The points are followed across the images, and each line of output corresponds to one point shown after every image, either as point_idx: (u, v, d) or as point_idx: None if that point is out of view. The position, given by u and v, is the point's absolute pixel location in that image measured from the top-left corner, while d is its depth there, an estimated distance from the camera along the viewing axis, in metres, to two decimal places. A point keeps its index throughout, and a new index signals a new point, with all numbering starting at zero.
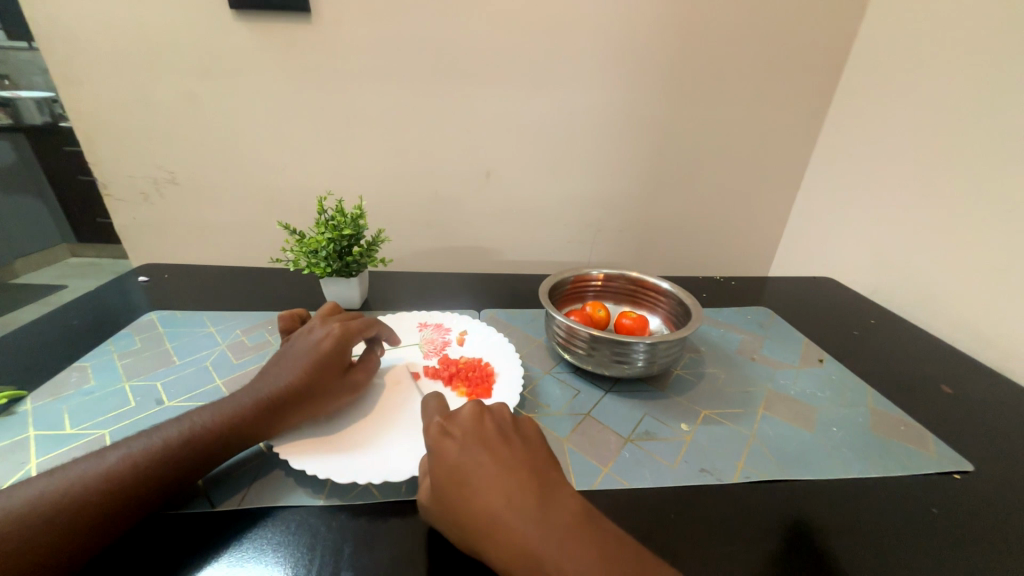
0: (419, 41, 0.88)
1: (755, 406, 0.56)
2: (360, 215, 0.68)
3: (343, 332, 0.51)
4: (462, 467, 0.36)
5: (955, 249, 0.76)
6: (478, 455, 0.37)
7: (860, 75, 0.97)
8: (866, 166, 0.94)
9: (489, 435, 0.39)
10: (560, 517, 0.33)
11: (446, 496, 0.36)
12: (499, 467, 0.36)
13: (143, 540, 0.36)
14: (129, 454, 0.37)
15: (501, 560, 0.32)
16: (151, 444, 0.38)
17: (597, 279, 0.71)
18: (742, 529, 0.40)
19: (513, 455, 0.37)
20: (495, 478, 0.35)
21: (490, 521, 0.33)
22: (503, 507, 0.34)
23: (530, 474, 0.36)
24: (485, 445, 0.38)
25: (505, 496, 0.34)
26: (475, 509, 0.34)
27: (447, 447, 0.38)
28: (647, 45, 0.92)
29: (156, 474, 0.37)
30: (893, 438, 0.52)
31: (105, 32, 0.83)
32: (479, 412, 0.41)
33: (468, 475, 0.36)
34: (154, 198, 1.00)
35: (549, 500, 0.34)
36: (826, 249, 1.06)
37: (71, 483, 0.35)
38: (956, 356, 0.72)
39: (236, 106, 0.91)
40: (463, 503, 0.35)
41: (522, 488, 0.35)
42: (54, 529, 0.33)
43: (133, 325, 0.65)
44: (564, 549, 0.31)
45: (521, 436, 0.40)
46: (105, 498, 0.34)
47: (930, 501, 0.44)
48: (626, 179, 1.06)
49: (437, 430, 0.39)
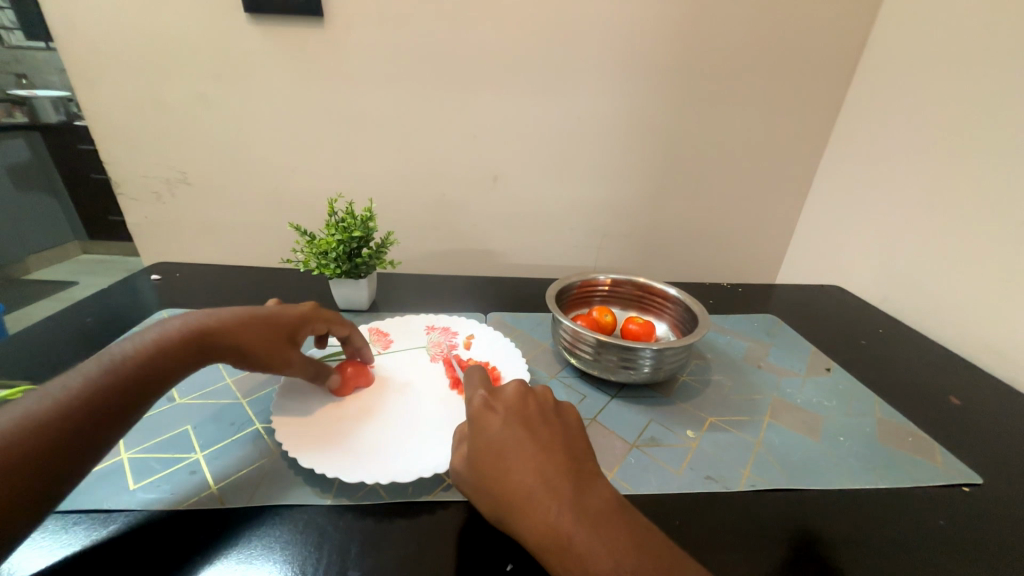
0: (429, 45, 0.89)
1: (761, 414, 0.56)
2: (369, 217, 0.68)
3: (312, 313, 0.52)
4: (500, 441, 0.37)
5: (965, 259, 0.76)
6: (518, 432, 0.38)
7: (869, 84, 0.96)
8: (874, 175, 0.94)
9: (530, 416, 0.39)
10: (589, 503, 0.34)
11: (481, 468, 0.36)
12: (537, 446, 0.37)
13: (135, 540, 0.36)
14: (66, 387, 0.37)
15: (529, 534, 0.33)
16: (100, 377, 0.38)
17: (603, 284, 0.71)
18: (747, 537, 0.40)
19: (550, 438, 0.38)
20: (533, 456, 0.36)
21: (523, 495, 0.34)
22: (537, 486, 0.34)
23: (566, 458, 0.36)
24: (526, 425, 0.38)
25: (539, 475, 0.35)
26: (508, 482, 0.35)
27: (490, 421, 0.39)
28: (655, 51, 0.93)
29: (115, 401, 0.37)
30: (900, 449, 0.52)
31: (122, 34, 0.85)
32: (523, 392, 0.42)
33: (507, 450, 0.36)
34: (165, 197, 1.01)
35: (584, 487, 0.35)
36: (834, 257, 1.05)
37: (55, 396, 0.35)
38: (966, 368, 0.71)
39: (248, 107, 0.92)
40: (497, 476, 0.35)
41: (556, 469, 0.35)
42: (41, 431, 0.33)
43: (145, 323, 0.66)
44: (588, 535, 0.32)
45: (559, 420, 0.40)
46: (60, 426, 0.34)
47: (938, 514, 0.44)
48: (633, 184, 1.06)
49: (481, 404, 0.40)
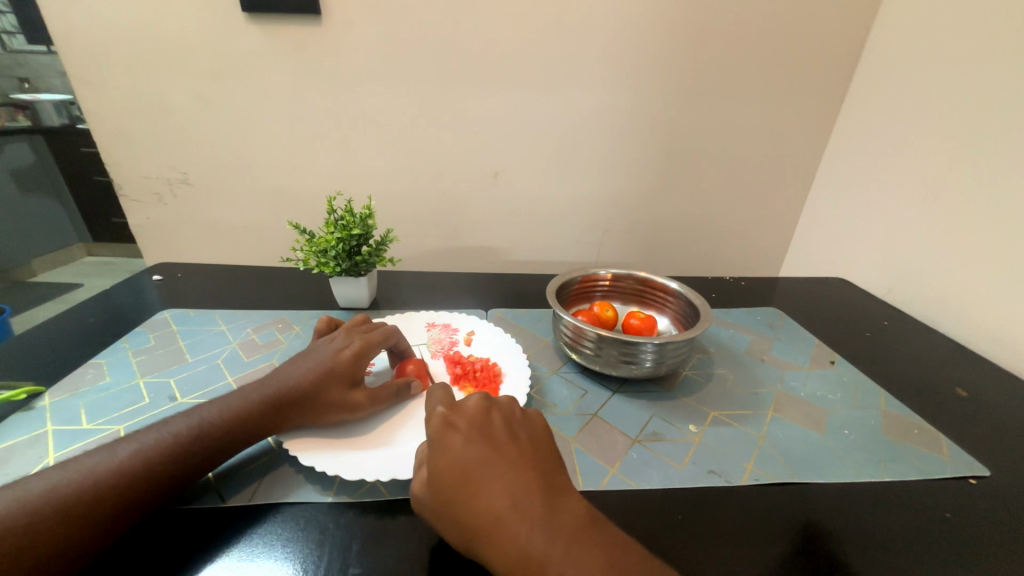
0: (427, 42, 0.89)
1: (764, 408, 0.56)
2: (369, 215, 0.68)
3: (362, 344, 0.50)
4: (464, 462, 0.36)
5: (970, 250, 0.75)
6: (482, 451, 0.37)
7: (873, 73, 0.95)
8: (877, 167, 0.93)
9: (493, 431, 0.39)
10: (560, 516, 0.33)
11: (447, 493, 0.35)
12: (504, 465, 0.36)
13: (135, 547, 0.36)
14: (140, 448, 0.37)
15: (501, 558, 0.32)
16: (148, 454, 0.37)
17: (604, 279, 0.71)
18: (751, 532, 0.40)
19: (516, 454, 0.37)
20: (499, 475, 0.35)
21: (493, 517, 0.33)
22: (505, 504, 0.34)
23: (533, 472, 0.36)
24: (490, 442, 0.38)
25: (507, 494, 0.34)
26: (476, 504, 0.34)
27: (452, 441, 0.38)
28: (655, 43, 0.91)
29: (147, 486, 0.36)
30: (906, 442, 0.51)
31: (120, 35, 0.85)
32: (484, 406, 0.41)
33: (472, 470, 0.36)
34: (167, 198, 1.02)
35: (553, 500, 0.34)
36: (838, 250, 1.04)
37: (84, 476, 0.35)
38: (971, 359, 0.71)
39: (246, 107, 0.92)
40: (464, 499, 0.35)
41: (524, 487, 0.35)
42: (68, 521, 0.33)
43: (147, 323, 0.66)
44: (561, 551, 0.31)
45: (523, 435, 0.40)
46: (89, 518, 0.33)
47: (945, 506, 0.44)
48: (633, 178, 1.05)
49: (443, 425, 0.39)
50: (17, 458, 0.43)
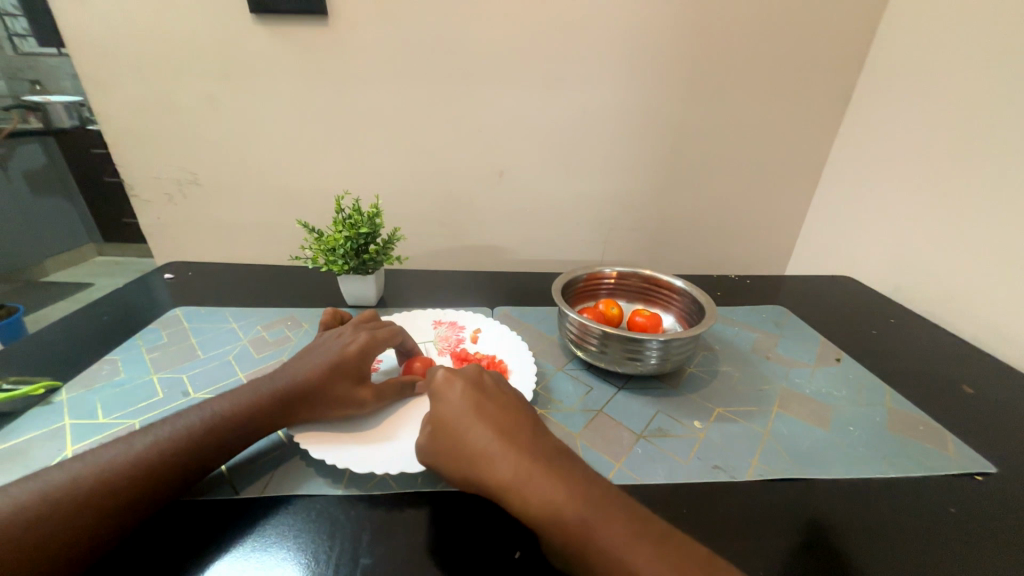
0: (432, 42, 0.89)
1: (769, 404, 0.56)
2: (376, 214, 0.69)
3: (369, 341, 0.51)
4: (458, 407, 0.39)
5: (977, 247, 0.74)
6: (474, 398, 0.40)
7: (879, 71, 0.95)
8: (883, 165, 0.93)
9: (486, 385, 0.42)
10: (544, 449, 0.37)
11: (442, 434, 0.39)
12: (494, 409, 0.39)
13: (151, 535, 0.37)
14: (156, 441, 0.38)
15: (491, 486, 0.35)
16: (164, 446, 0.38)
17: (609, 277, 0.71)
18: (755, 526, 0.40)
19: (506, 402, 0.40)
20: (490, 417, 0.38)
21: (484, 450, 0.36)
22: (495, 439, 0.37)
23: (522, 419, 0.39)
24: (483, 393, 0.41)
25: (497, 431, 0.37)
26: (468, 440, 0.37)
27: (448, 391, 0.41)
28: (659, 41, 0.92)
29: (163, 477, 0.37)
30: (911, 438, 0.51)
31: (131, 38, 0.86)
32: (479, 368, 0.44)
33: (467, 414, 0.39)
34: (177, 198, 1.03)
35: (539, 440, 0.37)
36: (844, 247, 1.04)
37: (103, 468, 0.36)
38: (978, 357, 0.70)
39: (254, 108, 0.93)
40: (458, 437, 0.38)
41: (512, 426, 0.38)
42: (88, 511, 0.34)
43: (160, 321, 0.67)
44: (544, 475, 0.34)
45: (513, 390, 0.43)
46: (110, 507, 0.34)
47: (950, 502, 0.44)
48: (639, 176, 1.05)
49: (440, 377, 0.41)
50: (37, 450, 0.44)
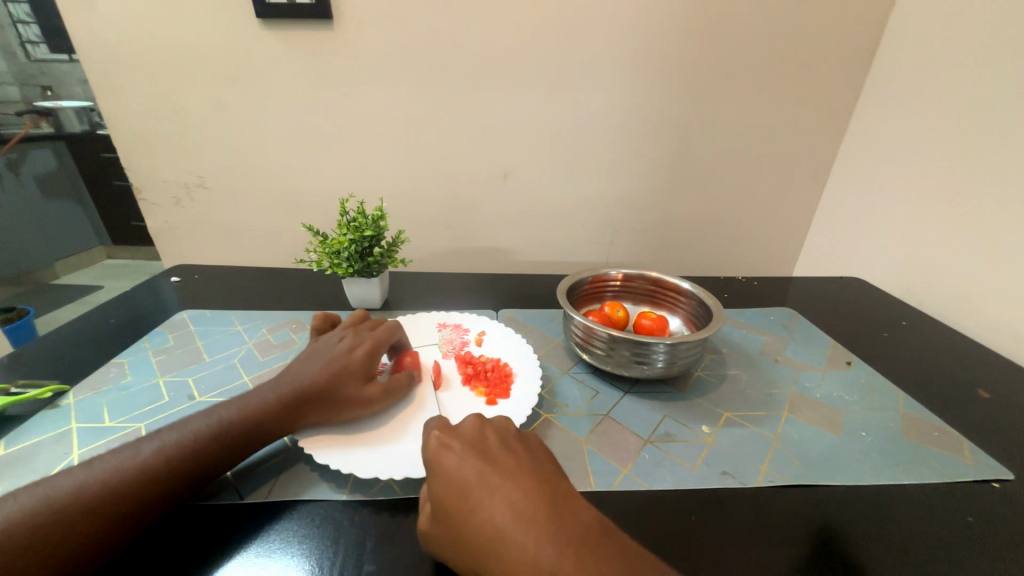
0: (437, 45, 0.89)
1: (778, 409, 0.55)
2: (381, 216, 0.69)
3: (376, 342, 0.51)
4: (463, 480, 0.35)
5: (991, 248, 0.73)
6: (478, 467, 0.35)
7: (888, 69, 0.93)
8: (894, 165, 0.91)
9: (489, 446, 0.38)
10: (567, 525, 0.31)
11: (449, 513, 0.34)
12: (501, 479, 0.34)
13: (157, 540, 0.37)
14: (162, 447, 0.38)
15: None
16: (171, 452, 0.38)
17: (615, 279, 0.71)
18: (766, 534, 0.39)
19: (515, 466, 0.36)
20: (500, 488, 0.34)
21: (499, 536, 0.32)
22: (509, 518, 0.32)
23: (535, 483, 0.34)
24: (487, 457, 0.36)
25: (510, 508, 0.32)
26: (479, 522, 0.32)
27: (447, 461, 0.36)
28: (665, 41, 0.91)
29: (169, 483, 0.37)
30: (926, 444, 0.50)
31: (139, 44, 0.87)
32: (480, 425, 0.40)
33: (470, 487, 0.34)
34: (184, 202, 1.04)
35: (558, 510, 0.33)
36: (854, 248, 1.02)
37: (110, 474, 0.36)
38: (994, 360, 0.69)
39: (260, 111, 0.94)
40: (466, 512, 0.33)
41: (526, 498, 0.33)
42: (94, 517, 0.34)
43: (166, 324, 0.67)
44: (571, 561, 0.29)
45: (520, 447, 0.38)
46: (116, 514, 0.34)
47: (967, 510, 0.43)
48: (644, 177, 1.05)
49: (435, 442, 0.38)
50: (44, 454, 0.44)
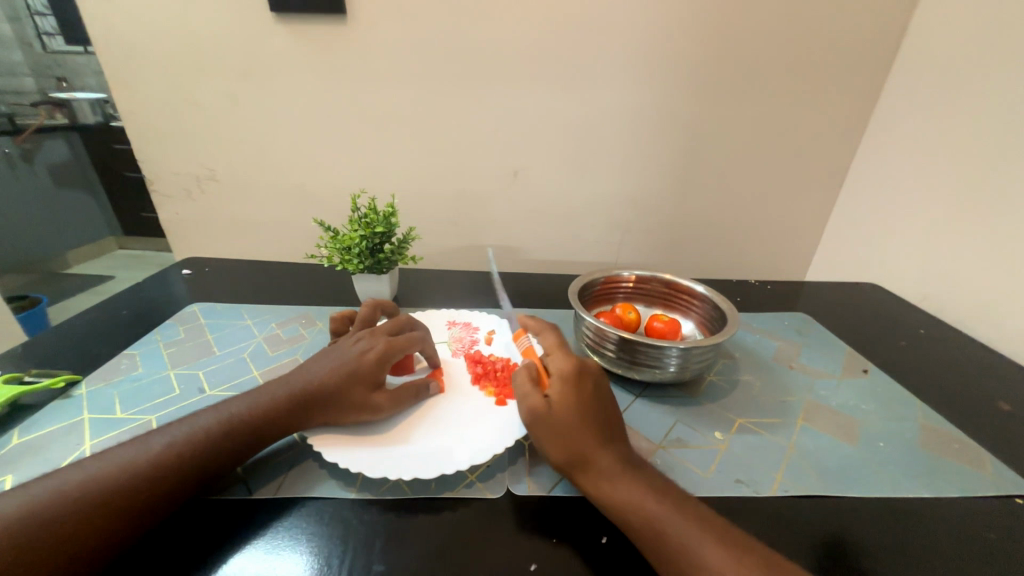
0: (450, 41, 0.89)
1: (793, 417, 0.54)
2: (391, 213, 0.68)
3: (387, 347, 0.49)
4: (582, 388, 0.43)
5: (1012, 256, 0.71)
6: (594, 390, 0.43)
7: (910, 71, 0.91)
8: (913, 170, 0.90)
9: (602, 384, 0.45)
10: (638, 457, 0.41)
11: (565, 398, 0.42)
12: (606, 406, 0.43)
13: (167, 535, 0.36)
14: (172, 441, 0.38)
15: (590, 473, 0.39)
16: (181, 445, 0.38)
17: (628, 281, 0.70)
18: (781, 544, 0.38)
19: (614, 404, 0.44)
20: (603, 411, 0.42)
21: (592, 434, 0.40)
22: (603, 432, 0.41)
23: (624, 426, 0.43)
24: (601, 391, 0.44)
25: (607, 427, 0.41)
26: (581, 416, 0.41)
27: (576, 377, 0.43)
28: (681, 40, 0.89)
29: (181, 478, 0.37)
30: (946, 457, 0.49)
31: (154, 36, 0.87)
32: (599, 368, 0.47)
33: (585, 406, 0.42)
34: (195, 194, 1.04)
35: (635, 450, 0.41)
36: (869, 254, 1.00)
37: (119, 468, 0.36)
38: (1014, 371, 0.67)
39: (272, 105, 0.94)
40: (575, 419, 0.41)
41: (614, 421, 0.43)
42: (104, 511, 0.34)
43: (177, 316, 0.68)
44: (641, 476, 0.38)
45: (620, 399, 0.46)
46: (127, 507, 0.34)
47: (989, 527, 0.41)
48: (656, 178, 1.03)
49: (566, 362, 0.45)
50: (56, 444, 0.44)
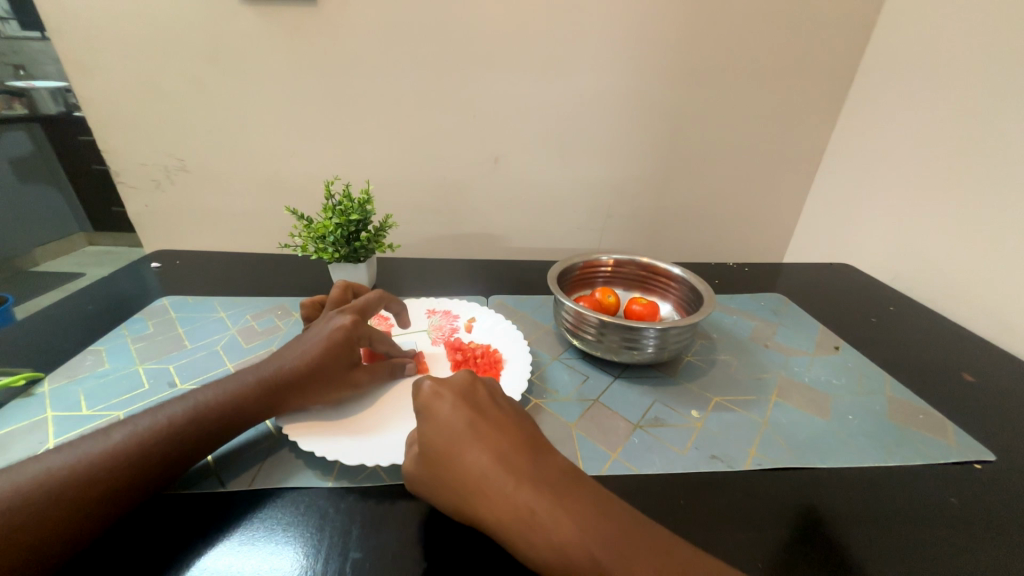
0: (424, 23, 0.86)
1: (767, 393, 0.55)
2: (367, 200, 0.67)
3: (358, 326, 0.48)
4: (448, 425, 0.37)
5: (978, 233, 0.74)
6: (466, 414, 0.37)
7: (882, 53, 0.92)
8: (885, 151, 0.91)
9: (479, 398, 0.39)
10: (547, 475, 0.34)
11: (433, 438, 0.37)
12: (486, 429, 0.36)
13: (133, 530, 0.36)
14: (135, 432, 0.37)
15: (490, 516, 0.33)
16: (146, 436, 0.37)
17: (606, 265, 0.70)
18: (753, 516, 0.39)
19: (503, 421, 0.38)
20: (486, 436, 0.36)
21: (480, 475, 0.34)
22: (493, 466, 0.34)
23: (520, 436, 0.37)
24: (477, 409, 0.38)
25: (496, 455, 0.35)
26: (454, 452, 0.36)
27: (438, 408, 0.38)
28: (658, 22, 0.89)
29: (146, 469, 0.36)
30: (911, 427, 0.51)
31: (111, 18, 0.83)
32: (472, 378, 0.41)
33: (459, 436, 0.36)
34: (165, 185, 1.00)
35: (539, 459, 0.35)
36: (843, 235, 1.02)
37: (79, 460, 0.35)
38: (977, 344, 0.70)
39: (241, 91, 0.91)
40: (453, 457, 0.35)
41: (502, 435, 0.36)
42: (64, 504, 0.33)
43: (146, 310, 0.66)
44: (551, 507, 0.32)
45: (511, 408, 0.40)
46: (89, 499, 0.33)
47: (949, 491, 0.43)
48: (637, 162, 1.03)
49: (429, 393, 0.39)
50: (16, 443, 0.43)
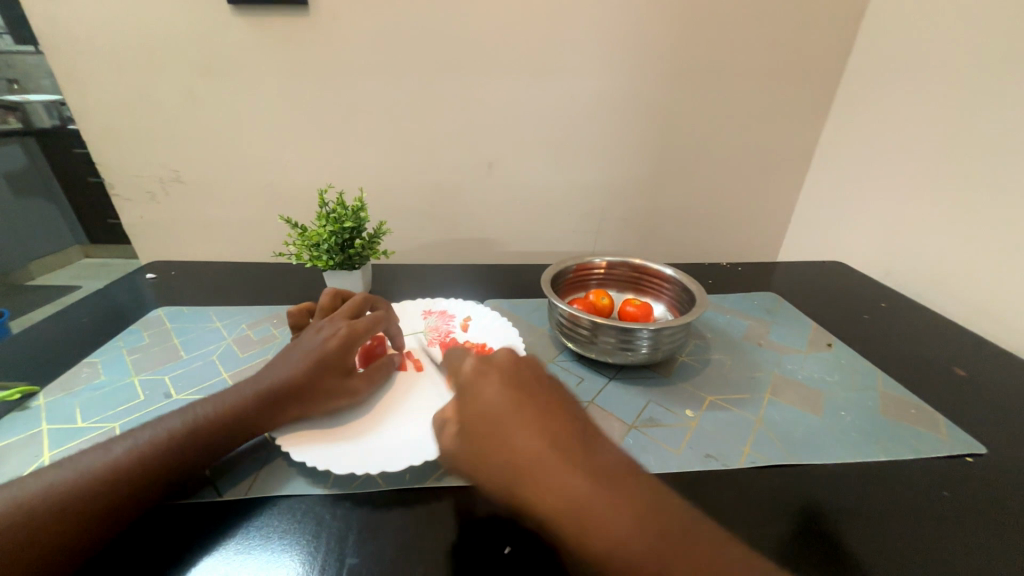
0: (416, 31, 0.87)
1: (761, 391, 0.56)
2: (360, 207, 0.67)
3: (351, 331, 0.49)
4: (495, 405, 0.36)
5: (968, 228, 0.74)
6: (513, 396, 0.37)
7: (868, 53, 0.94)
8: (874, 149, 0.92)
9: (525, 380, 0.38)
10: (598, 463, 0.33)
11: (479, 418, 0.36)
12: (535, 413, 0.35)
13: (133, 540, 0.36)
14: (135, 445, 0.37)
15: (537, 501, 0.31)
16: (147, 449, 0.37)
17: (599, 267, 0.71)
18: (748, 513, 0.40)
19: (550, 403, 0.37)
20: (534, 419, 0.35)
21: (529, 457, 0.33)
22: (543, 448, 0.33)
23: (569, 422, 0.35)
24: (523, 391, 0.37)
25: (546, 438, 0.33)
26: (500, 432, 0.35)
27: (485, 389, 0.37)
28: (647, 26, 0.90)
29: (147, 481, 0.36)
30: (904, 422, 0.51)
31: (104, 31, 0.83)
32: (514, 358, 0.41)
33: (506, 416, 0.35)
34: (159, 197, 1.01)
35: (589, 447, 0.34)
36: (835, 232, 1.03)
37: (80, 473, 0.35)
38: (969, 339, 0.70)
39: (235, 101, 0.91)
40: (500, 438, 0.34)
41: (551, 419, 0.35)
42: (64, 518, 0.33)
43: (141, 321, 0.66)
44: (603, 495, 0.30)
45: (558, 390, 0.39)
46: (90, 512, 0.33)
47: (941, 485, 0.44)
48: (629, 165, 1.04)
49: (471, 370, 0.39)
50: (12, 457, 0.42)
